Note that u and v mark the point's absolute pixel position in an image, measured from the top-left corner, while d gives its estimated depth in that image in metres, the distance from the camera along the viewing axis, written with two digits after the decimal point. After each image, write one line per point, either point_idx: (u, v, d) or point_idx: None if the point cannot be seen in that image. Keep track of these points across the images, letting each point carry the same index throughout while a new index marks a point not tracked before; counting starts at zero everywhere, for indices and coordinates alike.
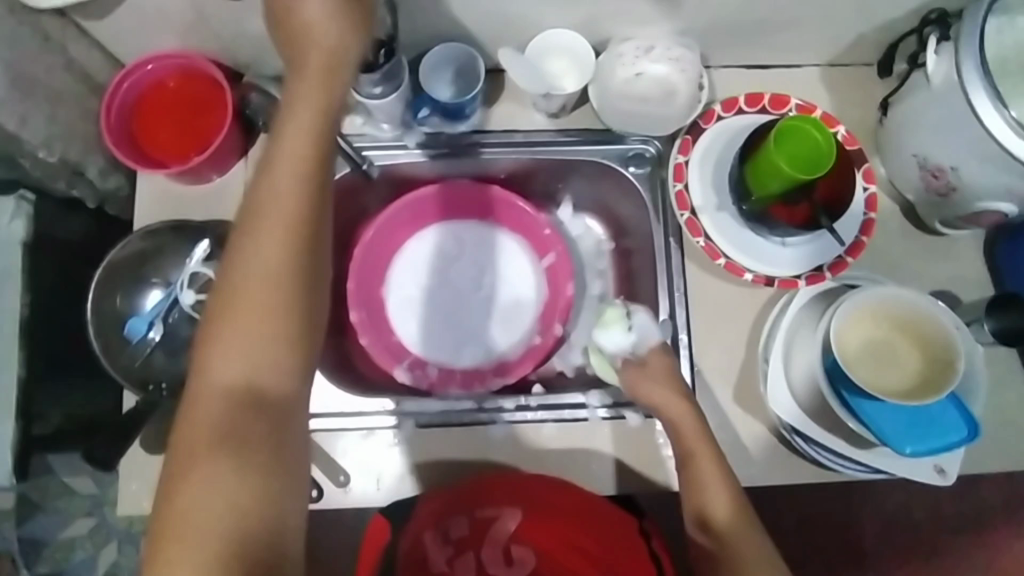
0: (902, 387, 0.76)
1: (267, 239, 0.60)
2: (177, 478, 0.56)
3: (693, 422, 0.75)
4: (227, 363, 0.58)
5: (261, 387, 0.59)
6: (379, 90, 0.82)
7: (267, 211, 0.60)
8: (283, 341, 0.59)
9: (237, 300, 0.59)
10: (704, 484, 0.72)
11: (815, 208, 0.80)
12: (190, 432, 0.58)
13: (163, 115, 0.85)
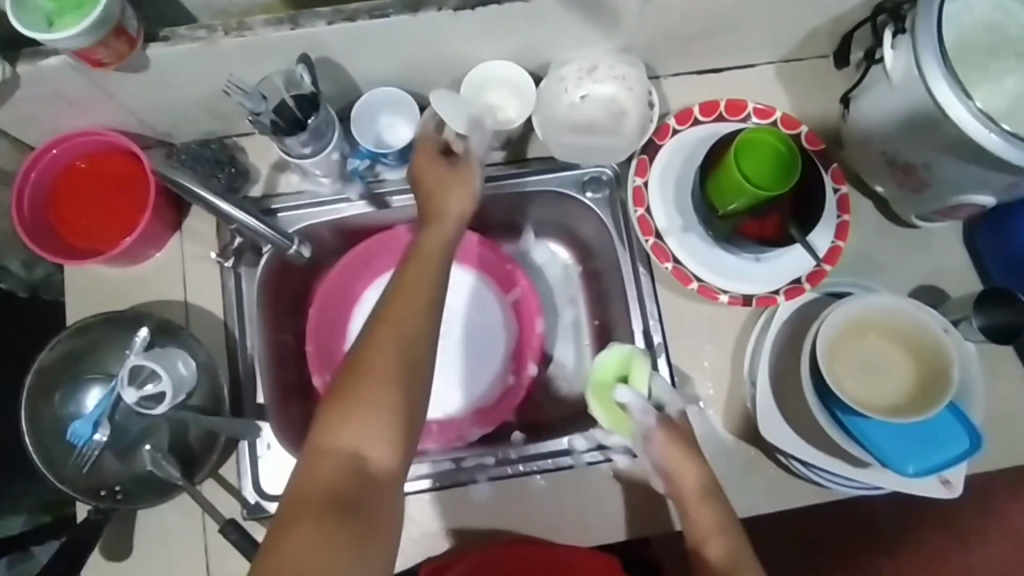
0: (893, 401, 0.73)
1: (408, 307, 0.62)
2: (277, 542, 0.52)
3: (696, 469, 0.72)
4: (356, 416, 0.57)
5: (368, 459, 0.57)
6: (309, 149, 0.76)
7: (418, 289, 0.63)
8: (394, 414, 0.58)
9: (367, 369, 0.59)
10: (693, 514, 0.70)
11: (784, 218, 0.77)
12: (300, 496, 0.54)
13: (82, 199, 0.79)
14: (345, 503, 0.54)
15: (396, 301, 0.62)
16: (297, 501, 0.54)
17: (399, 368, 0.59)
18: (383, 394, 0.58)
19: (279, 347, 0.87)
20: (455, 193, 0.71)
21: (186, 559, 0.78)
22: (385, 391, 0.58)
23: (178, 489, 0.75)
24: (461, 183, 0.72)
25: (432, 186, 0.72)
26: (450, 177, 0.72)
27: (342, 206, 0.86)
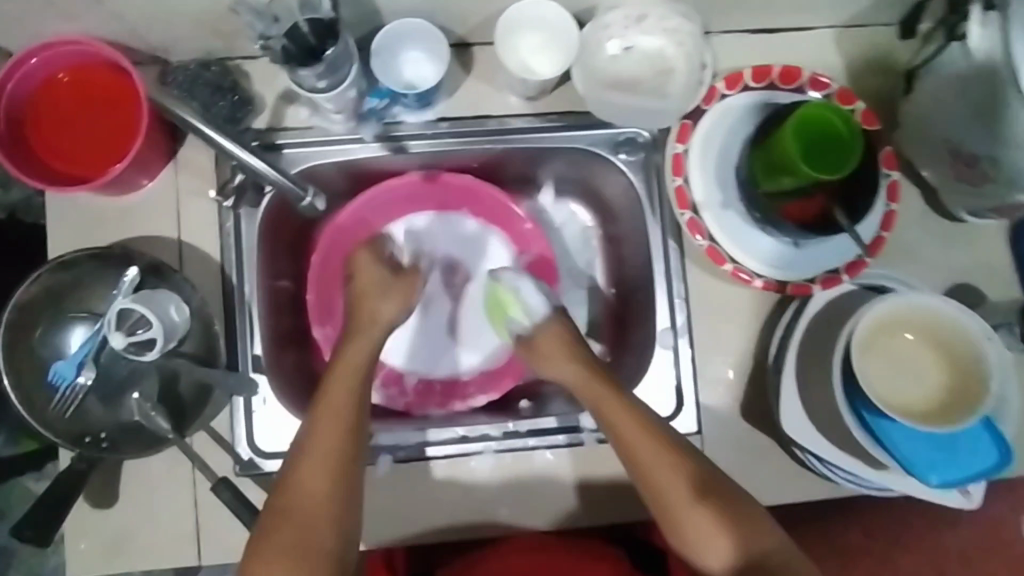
0: (923, 406, 0.70)
1: (340, 386, 0.65)
2: (256, 552, 0.60)
3: (659, 448, 0.65)
4: (297, 505, 0.61)
5: (324, 499, 0.61)
6: (323, 84, 0.69)
7: (352, 371, 0.65)
8: (344, 455, 0.63)
9: (309, 448, 0.62)
10: (620, 432, 0.66)
11: (832, 204, 0.71)
12: (269, 529, 0.61)
13: (64, 118, 0.71)
14: (305, 527, 0.60)
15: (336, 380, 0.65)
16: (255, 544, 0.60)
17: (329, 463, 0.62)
18: (331, 437, 0.63)
19: (276, 295, 0.82)
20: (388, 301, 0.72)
21: (174, 510, 0.75)
22: (319, 471, 0.62)
23: (168, 442, 0.71)
24: (402, 288, 0.74)
25: (365, 279, 0.74)
26: (394, 286, 0.74)
27: (354, 147, 0.78)
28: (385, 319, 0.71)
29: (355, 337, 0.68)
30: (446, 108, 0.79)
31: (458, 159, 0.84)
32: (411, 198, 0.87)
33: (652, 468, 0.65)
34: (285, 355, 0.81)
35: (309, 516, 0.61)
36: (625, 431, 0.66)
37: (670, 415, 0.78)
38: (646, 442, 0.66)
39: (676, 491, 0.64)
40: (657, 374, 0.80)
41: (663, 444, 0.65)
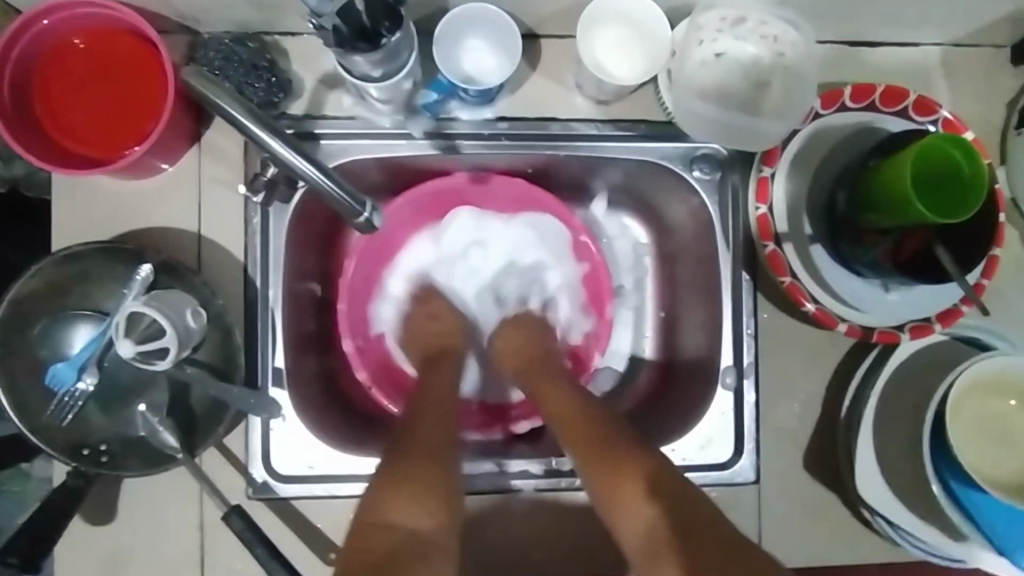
0: (1018, 479, 0.62)
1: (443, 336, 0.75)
2: (385, 484, 0.58)
3: (586, 420, 0.64)
4: (423, 453, 0.61)
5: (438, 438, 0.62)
6: (378, 73, 0.61)
7: (449, 365, 0.72)
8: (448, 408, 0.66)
9: (422, 412, 0.65)
10: (559, 415, 0.65)
11: (931, 245, 0.62)
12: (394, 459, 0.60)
13: (78, 89, 0.63)
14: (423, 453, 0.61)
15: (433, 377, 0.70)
16: (381, 496, 0.57)
17: (446, 429, 0.64)
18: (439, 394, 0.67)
19: (301, 299, 0.74)
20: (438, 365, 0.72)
21: (177, 531, 0.67)
22: (440, 431, 0.63)
23: (175, 461, 0.63)
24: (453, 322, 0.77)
25: (422, 331, 0.76)
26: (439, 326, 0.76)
27: (400, 143, 0.70)
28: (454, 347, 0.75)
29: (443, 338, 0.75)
30: (507, 107, 0.71)
31: (511, 162, 0.76)
32: (453, 198, 0.79)
33: (578, 441, 0.63)
34: (308, 363, 0.73)
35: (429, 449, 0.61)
36: (554, 409, 0.66)
37: (726, 463, 0.71)
38: (574, 419, 0.64)
39: (590, 456, 0.61)
40: (717, 419, 0.72)
41: (580, 412, 0.64)
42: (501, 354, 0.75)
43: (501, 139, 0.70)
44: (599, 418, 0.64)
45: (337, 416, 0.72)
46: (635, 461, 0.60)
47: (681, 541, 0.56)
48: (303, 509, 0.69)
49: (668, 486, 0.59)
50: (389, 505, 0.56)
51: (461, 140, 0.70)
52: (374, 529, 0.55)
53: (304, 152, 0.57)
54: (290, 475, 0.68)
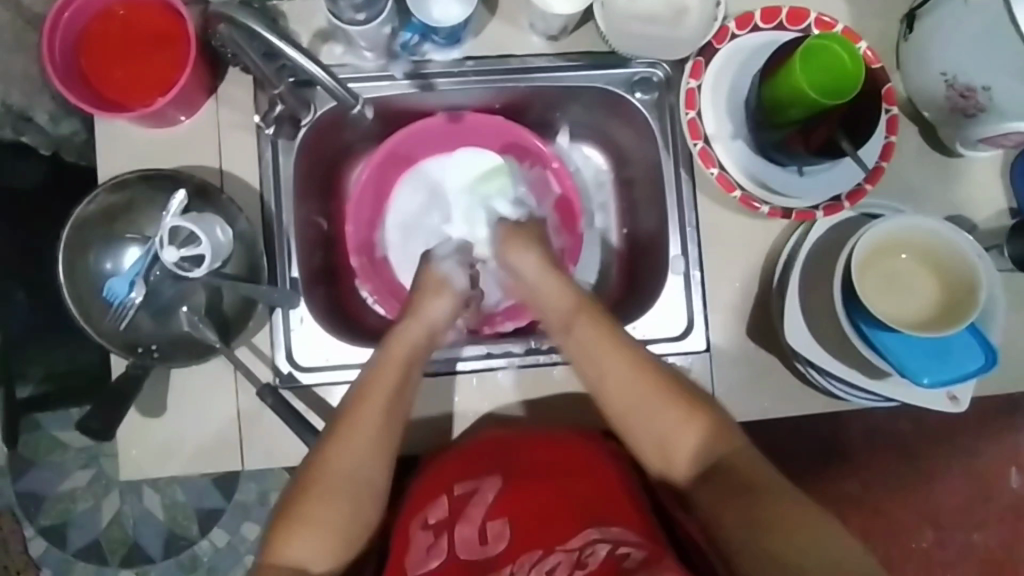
0: (918, 318, 0.76)
1: (399, 350, 0.72)
2: (294, 502, 0.66)
3: (651, 377, 0.69)
4: (326, 486, 0.66)
5: (355, 473, 0.67)
6: (362, 16, 0.75)
7: (398, 361, 0.72)
8: (376, 429, 0.68)
9: (344, 430, 0.68)
10: (589, 343, 0.72)
11: (835, 131, 0.76)
12: (315, 476, 0.67)
13: (115, 49, 0.76)
14: (335, 484, 0.66)
15: (374, 378, 0.70)
16: (286, 514, 0.66)
17: (368, 450, 0.68)
18: (374, 412, 0.69)
19: (310, 226, 0.87)
20: (434, 297, 0.77)
21: (218, 419, 0.80)
22: (358, 455, 0.67)
23: (215, 351, 0.77)
24: (447, 294, 0.78)
25: (413, 331, 0.74)
26: (425, 289, 0.78)
27: (383, 84, 0.84)
28: (435, 320, 0.76)
29: (419, 318, 0.75)
30: (473, 48, 0.84)
31: (481, 99, 0.89)
32: (444, 140, 0.92)
33: (631, 394, 0.69)
34: (320, 282, 0.87)
35: (345, 484, 0.66)
36: (604, 364, 0.71)
37: (679, 336, 0.85)
38: (608, 354, 0.71)
39: (660, 408, 0.68)
40: (669, 298, 0.86)
41: (630, 363, 0.70)
42: (530, 291, 0.79)
43: (468, 75, 0.84)
44: (664, 377, 0.70)
45: (360, 337, 0.86)
46: (699, 413, 0.68)
47: (741, 479, 0.64)
48: (323, 395, 0.82)
49: (725, 435, 0.67)
50: (284, 533, 0.65)
51: (437, 78, 0.84)
52: (272, 555, 0.64)
53: (313, 56, 0.67)
54: (311, 364, 0.82)
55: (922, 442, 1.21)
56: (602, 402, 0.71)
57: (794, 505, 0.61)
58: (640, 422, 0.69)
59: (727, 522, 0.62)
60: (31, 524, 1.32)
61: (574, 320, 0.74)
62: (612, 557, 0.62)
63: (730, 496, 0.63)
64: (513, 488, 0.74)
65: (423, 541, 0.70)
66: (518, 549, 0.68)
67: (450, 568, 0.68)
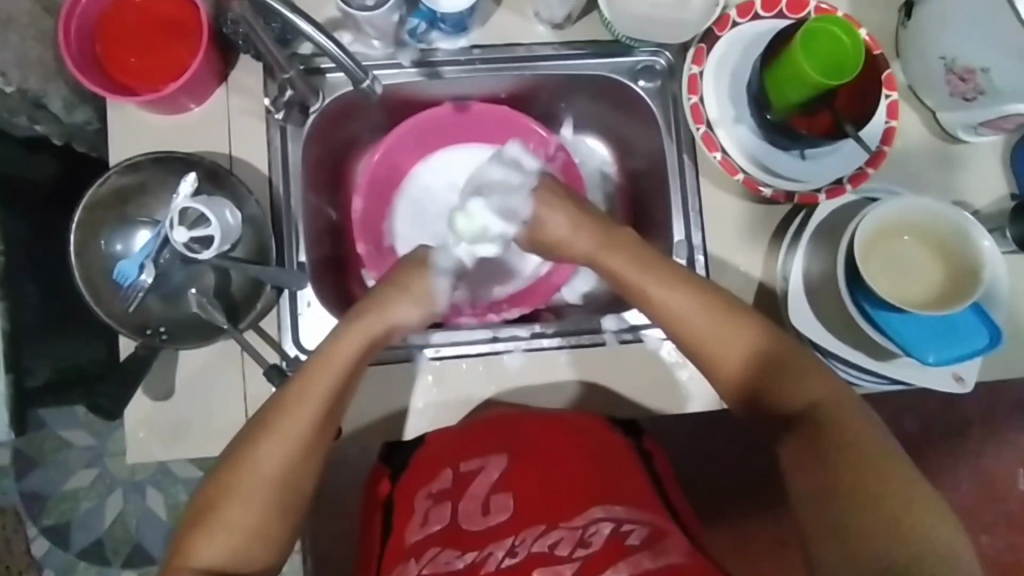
0: (923, 298, 0.76)
1: (349, 347, 0.70)
2: (218, 494, 0.64)
3: (729, 315, 0.69)
4: (247, 480, 0.64)
5: (286, 469, 0.65)
6: (371, 2, 0.77)
7: (341, 362, 0.69)
8: (313, 425, 0.66)
9: (274, 432, 0.66)
10: (659, 291, 0.70)
11: (838, 116, 0.78)
12: (243, 467, 0.65)
13: (130, 35, 0.77)
14: (262, 478, 0.65)
15: (315, 373, 0.68)
16: (206, 510, 0.64)
17: (292, 458, 0.66)
18: (314, 409, 0.67)
19: (318, 214, 0.88)
20: (402, 300, 0.74)
21: (225, 403, 0.80)
22: (285, 458, 0.65)
23: (223, 333, 0.77)
24: (412, 294, 0.75)
25: (371, 324, 0.72)
26: (392, 283, 0.76)
27: (392, 72, 0.86)
28: (393, 320, 0.74)
29: (382, 314, 0.73)
30: (479, 37, 0.86)
31: (487, 88, 0.91)
32: (451, 131, 0.94)
33: (708, 328, 0.69)
34: (327, 270, 0.88)
35: (276, 480, 0.65)
36: (674, 303, 0.70)
37: None
38: (681, 298, 0.70)
39: (745, 348, 0.68)
40: None
41: (701, 304, 0.69)
42: (558, 249, 0.77)
43: (474, 63, 0.86)
44: (746, 316, 0.69)
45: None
46: (782, 359, 0.67)
47: (819, 429, 0.64)
48: None
49: (809, 380, 0.66)
50: (199, 537, 0.63)
51: (444, 66, 0.86)
52: (186, 550, 0.62)
53: (326, 32, 0.69)
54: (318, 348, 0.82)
55: (929, 444, 1.20)
56: (677, 335, 0.70)
57: (885, 465, 0.60)
58: (723, 361, 0.68)
59: (805, 481, 0.63)
60: (34, 523, 1.31)
61: (638, 280, 0.71)
62: (616, 535, 0.65)
63: (809, 450, 0.63)
64: (520, 465, 0.73)
65: (424, 510, 0.72)
66: (519, 523, 0.68)
67: (449, 535, 0.69)
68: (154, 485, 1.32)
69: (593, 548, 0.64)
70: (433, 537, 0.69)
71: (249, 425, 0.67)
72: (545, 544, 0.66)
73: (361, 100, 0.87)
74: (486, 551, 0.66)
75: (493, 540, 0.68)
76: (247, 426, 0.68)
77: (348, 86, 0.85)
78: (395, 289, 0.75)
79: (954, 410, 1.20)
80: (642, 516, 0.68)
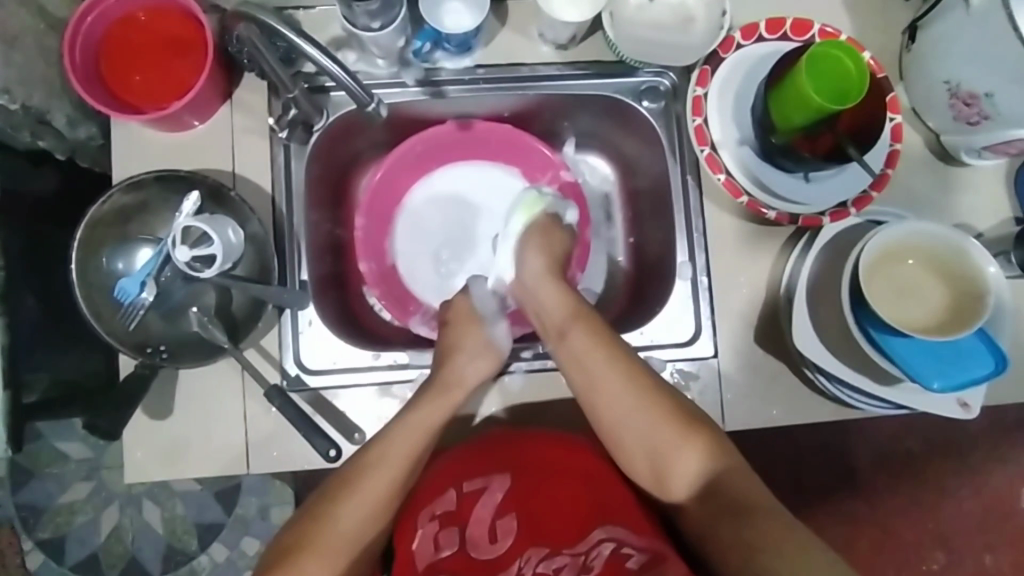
0: (927, 321, 0.76)
1: (435, 407, 0.74)
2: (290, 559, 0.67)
3: (648, 394, 0.71)
4: (328, 541, 0.68)
5: (366, 529, 0.69)
6: (376, 24, 0.78)
7: (426, 426, 0.72)
8: (392, 485, 0.70)
9: (357, 493, 0.69)
10: (584, 359, 0.72)
11: (841, 138, 0.76)
12: (333, 532, 0.68)
13: (136, 53, 0.77)
14: (345, 540, 0.68)
15: (399, 435, 0.71)
16: (283, 558, 0.67)
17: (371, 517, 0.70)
18: (395, 470, 0.70)
19: (319, 234, 0.88)
20: (467, 360, 0.78)
21: (225, 422, 0.80)
22: (367, 515, 0.69)
23: (224, 352, 0.77)
24: (485, 353, 0.78)
25: (451, 379, 0.76)
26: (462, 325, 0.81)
27: (396, 90, 0.86)
28: (467, 383, 0.77)
29: (451, 374, 0.76)
30: (483, 57, 0.86)
31: (490, 107, 0.91)
32: (454, 151, 0.94)
33: (622, 411, 0.71)
34: (327, 288, 0.87)
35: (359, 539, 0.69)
36: (601, 376, 0.71)
37: (687, 341, 0.85)
38: (604, 367, 0.71)
39: (659, 431, 0.70)
40: (676, 305, 0.86)
41: (621, 371, 0.71)
42: (525, 292, 0.79)
43: (476, 83, 0.86)
44: (659, 392, 0.71)
45: (370, 342, 0.88)
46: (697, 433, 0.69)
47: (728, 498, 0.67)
48: (329, 400, 0.82)
49: (719, 462, 0.68)
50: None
51: (447, 85, 0.86)
52: None
53: (331, 55, 0.69)
54: (318, 367, 0.82)
55: (929, 464, 1.19)
56: (595, 403, 0.72)
57: (785, 533, 0.63)
58: (636, 438, 0.70)
59: (728, 556, 0.65)
60: (30, 536, 1.30)
61: (577, 341, 0.73)
62: (615, 557, 0.69)
63: (724, 519, 0.66)
64: (520, 488, 0.77)
65: (430, 534, 0.73)
66: (525, 543, 0.74)
67: (459, 561, 0.73)
68: (151, 500, 1.31)
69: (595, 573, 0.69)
70: (444, 562, 0.73)
71: (327, 486, 0.71)
72: (549, 568, 0.72)
73: (366, 118, 0.87)
74: None
75: (502, 565, 0.73)
76: (326, 489, 0.71)
77: (350, 105, 0.85)
78: (463, 348, 0.78)
79: (954, 428, 1.19)
80: (640, 541, 0.69)
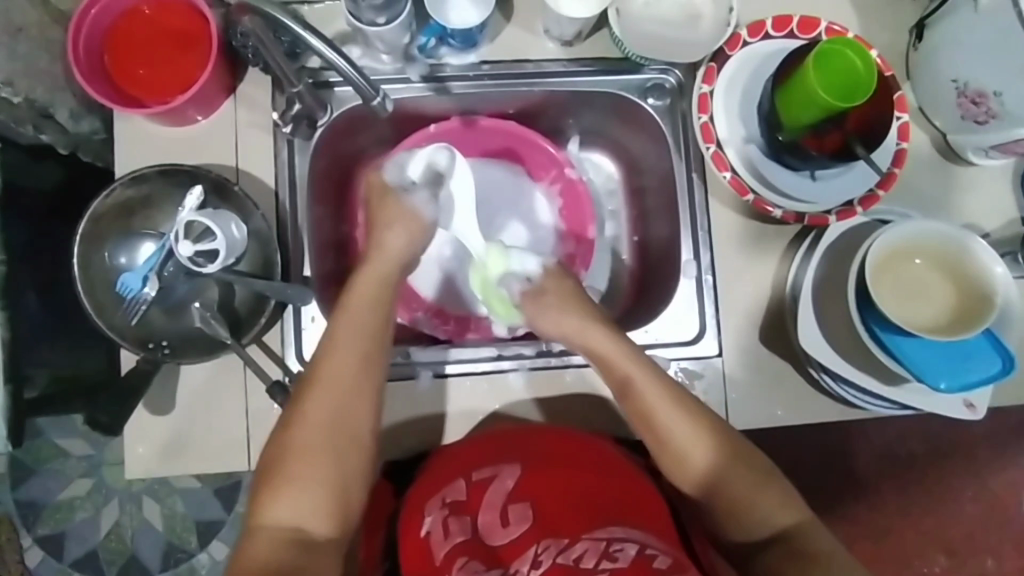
0: (937, 321, 0.75)
1: (369, 277, 0.73)
2: (274, 483, 0.65)
3: (719, 442, 0.68)
4: (303, 443, 0.65)
5: (342, 425, 0.66)
6: (381, 19, 0.77)
7: (363, 301, 0.71)
8: (352, 369, 0.68)
9: (321, 383, 0.67)
10: (650, 406, 0.69)
11: (848, 137, 0.76)
12: (305, 430, 0.66)
13: (141, 47, 0.77)
14: (316, 436, 0.65)
15: (344, 316, 0.70)
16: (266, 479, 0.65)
17: (338, 405, 0.67)
18: (350, 349, 0.68)
19: (322, 230, 0.87)
20: (389, 232, 0.76)
21: (226, 418, 0.79)
22: (334, 403, 0.67)
23: (226, 348, 0.76)
24: (409, 223, 0.77)
25: (380, 254, 0.75)
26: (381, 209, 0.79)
27: (400, 86, 0.86)
28: (393, 249, 0.75)
29: (381, 251, 0.75)
30: (488, 53, 0.86)
31: (494, 103, 0.90)
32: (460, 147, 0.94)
33: (692, 460, 0.68)
34: (329, 284, 0.87)
35: (335, 430, 0.66)
36: (668, 424, 0.69)
37: (692, 340, 0.85)
38: (672, 415, 0.69)
39: (730, 480, 0.68)
40: (681, 302, 0.86)
41: (690, 420, 0.69)
42: (568, 336, 0.75)
43: (480, 79, 0.86)
44: (727, 441, 0.69)
45: None
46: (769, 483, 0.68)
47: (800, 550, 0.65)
48: None
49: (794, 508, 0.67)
50: (265, 503, 0.64)
51: (451, 81, 0.86)
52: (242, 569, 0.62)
53: (338, 48, 0.68)
54: None
55: (933, 466, 1.19)
56: (663, 449, 0.69)
57: None
58: (706, 485, 0.68)
59: None
60: (29, 533, 1.30)
61: (640, 387, 0.70)
62: (642, 557, 0.64)
63: (793, 568, 0.64)
64: (534, 474, 0.74)
65: (439, 519, 0.71)
66: (542, 533, 0.69)
67: (471, 547, 0.69)
68: (150, 496, 1.31)
69: (620, 564, 0.64)
70: (455, 547, 0.69)
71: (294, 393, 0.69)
72: (568, 557, 0.66)
73: (371, 114, 0.87)
74: (514, 567, 0.67)
75: (517, 555, 0.68)
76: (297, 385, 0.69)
77: (356, 101, 0.84)
78: (389, 224, 0.77)
79: (958, 429, 1.18)
80: (662, 543, 0.67)
